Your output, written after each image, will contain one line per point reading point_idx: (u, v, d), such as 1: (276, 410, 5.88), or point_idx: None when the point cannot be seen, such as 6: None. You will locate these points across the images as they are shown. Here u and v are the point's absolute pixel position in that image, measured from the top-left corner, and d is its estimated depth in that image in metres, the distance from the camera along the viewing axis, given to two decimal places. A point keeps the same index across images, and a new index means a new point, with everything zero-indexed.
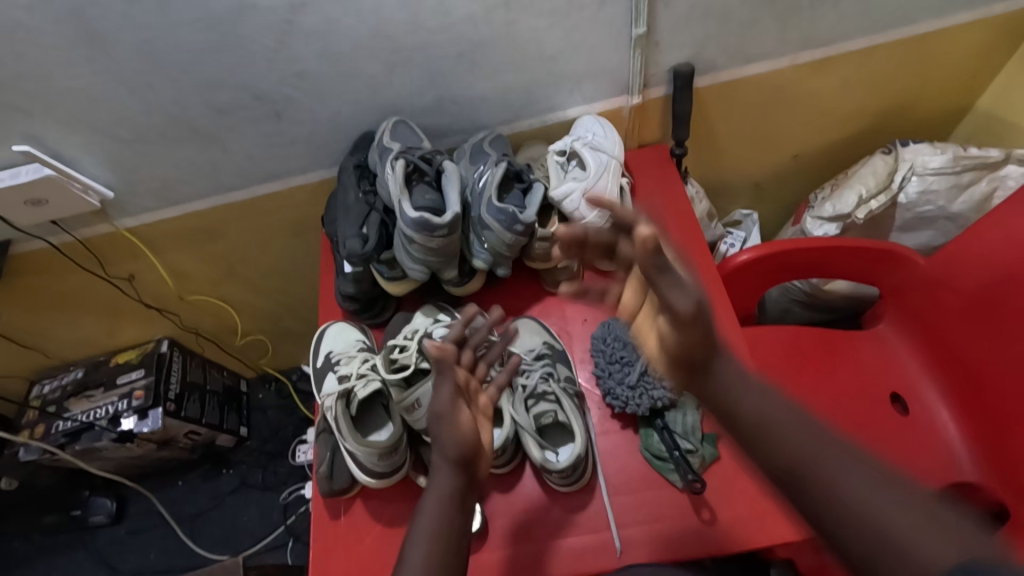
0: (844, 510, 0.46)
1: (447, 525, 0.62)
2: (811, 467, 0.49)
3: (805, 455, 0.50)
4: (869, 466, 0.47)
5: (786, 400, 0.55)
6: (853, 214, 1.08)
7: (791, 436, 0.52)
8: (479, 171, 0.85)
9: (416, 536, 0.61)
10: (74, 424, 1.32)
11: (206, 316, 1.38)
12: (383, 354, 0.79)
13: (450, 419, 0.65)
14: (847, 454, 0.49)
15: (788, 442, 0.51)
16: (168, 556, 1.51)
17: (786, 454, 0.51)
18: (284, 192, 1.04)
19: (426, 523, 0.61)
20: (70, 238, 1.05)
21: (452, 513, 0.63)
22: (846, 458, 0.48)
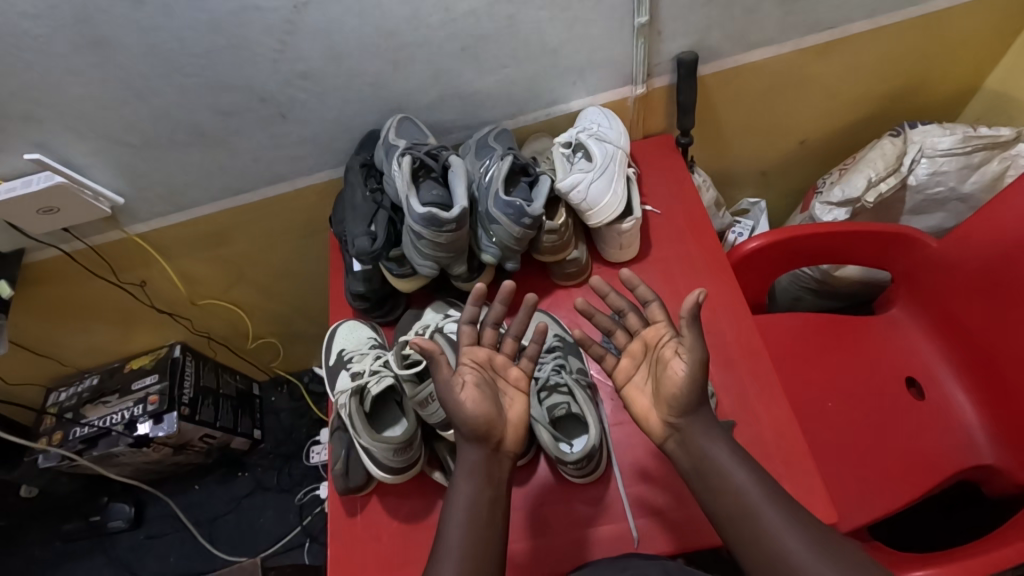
0: (747, 512, 0.63)
1: (477, 532, 0.64)
2: (739, 492, 0.64)
3: (760, 529, 0.61)
4: (798, 523, 0.61)
5: (736, 451, 0.67)
6: (863, 198, 1.06)
7: (739, 486, 0.64)
8: (485, 165, 0.85)
9: (450, 547, 0.63)
10: (91, 430, 1.34)
11: (217, 321, 1.40)
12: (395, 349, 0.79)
13: (456, 409, 0.65)
14: (788, 520, 0.61)
15: (742, 502, 0.63)
16: (186, 558, 1.52)
17: (733, 508, 0.63)
18: (291, 193, 1.04)
19: (456, 533, 0.64)
20: (83, 246, 1.06)
21: (479, 516, 0.65)
22: (753, 476, 0.64)
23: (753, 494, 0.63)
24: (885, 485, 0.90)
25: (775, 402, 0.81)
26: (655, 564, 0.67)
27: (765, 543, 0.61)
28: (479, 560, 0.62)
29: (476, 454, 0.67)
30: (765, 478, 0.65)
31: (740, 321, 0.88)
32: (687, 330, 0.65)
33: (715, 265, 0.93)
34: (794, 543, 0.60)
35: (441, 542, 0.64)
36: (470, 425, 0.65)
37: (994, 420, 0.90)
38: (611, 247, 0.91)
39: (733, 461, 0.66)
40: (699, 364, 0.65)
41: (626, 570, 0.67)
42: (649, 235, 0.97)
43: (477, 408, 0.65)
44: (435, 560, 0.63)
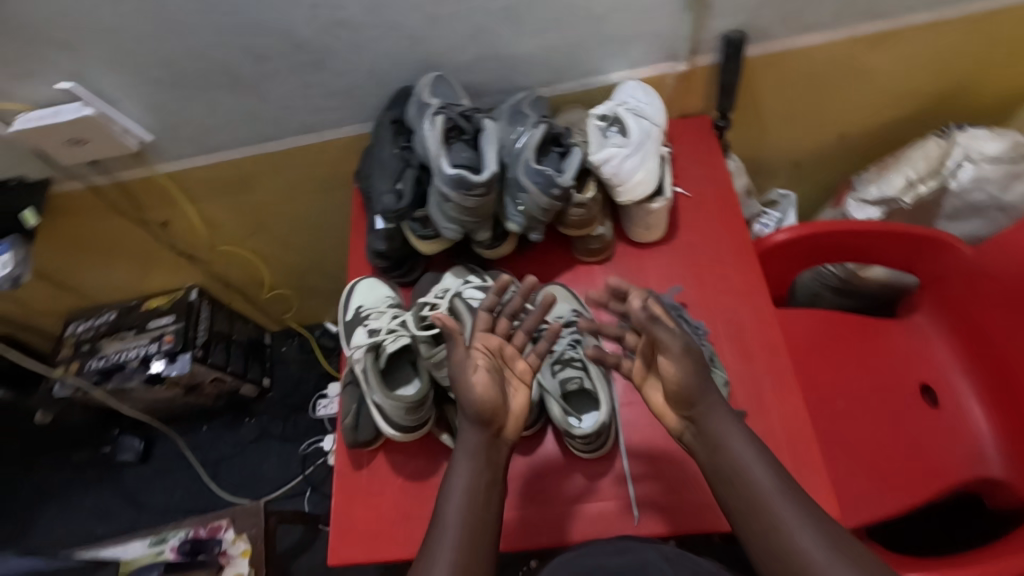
0: (757, 506, 0.62)
1: (475, 511, 0.64)
2: (749, 487, 0.63)
3: (772, 519, 0.61)
4: (809, 517, 0.61)
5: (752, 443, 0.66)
6: (899, 198, 1.05)
7: (752, 478, 0.64)
8: (518, 132, 0.83)
9: (447, 526, 0.63)
10: (106, 364, 1.36)
11: (235, 267, 1.40)
12: (414, 310, 0.78)
13: (462, 391, 0.64)
14: (801, 512, 0.61)
15: (755, 492, 0.63)
16: (190, 496, 1.57)
17: (746, 499, 0.63)
18: (318, 145, 1.03)
19: (454, 513, 0.64)
20: (109, 181, 1.06)
21: (477, 493, 0.65)
22: (763, 469, 0.64)
23: (766, 486, 0.63)
24: (888, 488, 0.90)
25: (789, 396, 0.81)
26: (652, 546, 0.69)
27: (775, 534, 0.61)
28: (475, 539, 0.63)
29: (475, 437, 0.67)
30: (781, 471, 0.65)
31: (761, 311, 0.87)
32: (654, 330, 0.64)
33: (740, 254, 0.91)
34: (805, 535, 0.60)
35: (439, 519, 0.65)
36: (474, 407, 0.64)
37: (1007, 434, 0.89)
38: (637, 227, 0.89)
39: (754, 454, 0.65)
40: (684, 358, 0.65)
41: (622, 550, 0.69)
42: (676, 217, 0.96)
43: (484, 390, 0.65)
44: (432, 537, 0.64)
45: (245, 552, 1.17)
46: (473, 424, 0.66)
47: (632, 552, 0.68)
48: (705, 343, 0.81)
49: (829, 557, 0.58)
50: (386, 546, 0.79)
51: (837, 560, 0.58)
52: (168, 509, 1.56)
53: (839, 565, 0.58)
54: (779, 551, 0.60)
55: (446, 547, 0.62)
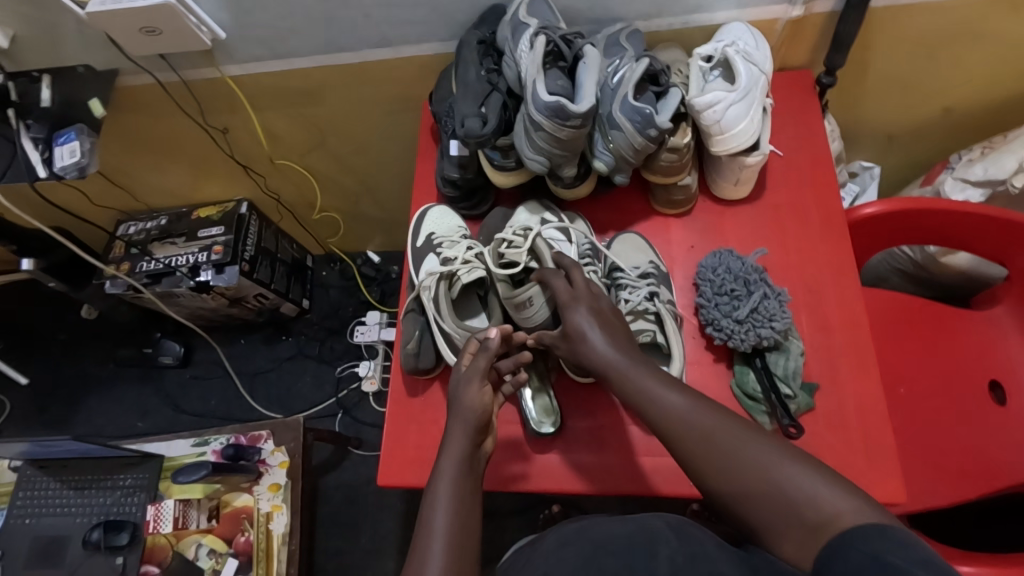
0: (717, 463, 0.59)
1: (465, 518, 0.60)
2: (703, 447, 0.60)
3: (726, 454, 0.59)
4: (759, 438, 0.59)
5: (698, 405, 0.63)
6: (1008, 181, 0.95)
7: (707, 437, 0.60)
8: (615, 65, 0.77)
9: (435, 531, 0.58)
10: (156, 267, 1.37)
11: (288, 184, 1.38)
12: (492, 246, 0.76)
13: (459, 402, 0.68)
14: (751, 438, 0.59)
15: (720, 450, 0.59)
16: (227, 404, 1.61)
17: (691, 444, 0.61)
18: (392, 62, 0.98)
19: (442, 519, 0.59)
20: (175, 78, 1.03)
21: (461, 476, 0.63)
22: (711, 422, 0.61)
23: (720, 438, 0.59)
24: (942, 479, 0.90)
25: (866, 374, 0.77)
26: (660, 517, 0.64)
27: (732, 469, 0.58)
28: (465, 546, 0.58)
29: (463, 446, 0.65)
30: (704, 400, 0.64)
31: (846, 283, 0.82)
32: (569, 311, 0.69)
33: (829, 222, 0.86)
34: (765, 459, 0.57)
35: (426, 522, 0.60)
36: (471, 415, 0.66)
37: None
38: (725, 182, 0.84)
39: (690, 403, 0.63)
40: (569, 335, 0.70)
41: (630, 518, 0.65)
42: (765, 176, 0.90)
43: (478, 398, 0.67)
44: (417, 545, 0.59)
45: (282, 464, 1.19)
46: (462, 436, 0.65)
47: (634, 520, 0.64)
48: (788, 311, 0.76)
49: (780, 466, 0.56)
50: None
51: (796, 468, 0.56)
52: (205, 413, 1.61)
53: (821, 485, 0.54)
54: (744, 485, 0.57)
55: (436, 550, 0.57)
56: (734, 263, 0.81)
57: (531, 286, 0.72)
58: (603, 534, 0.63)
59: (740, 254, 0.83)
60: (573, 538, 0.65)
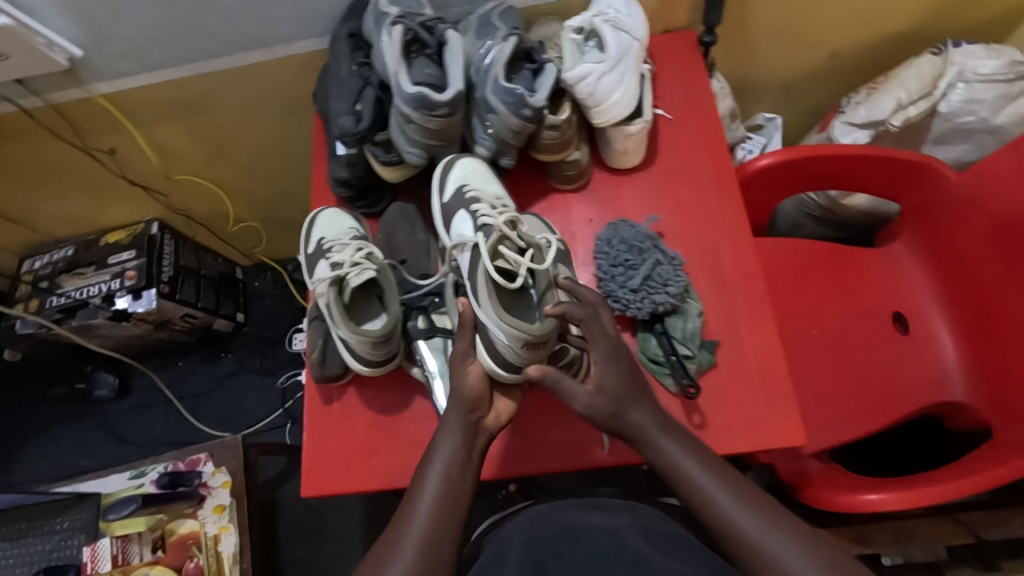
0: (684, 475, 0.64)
1: (450, 487, 0.64)
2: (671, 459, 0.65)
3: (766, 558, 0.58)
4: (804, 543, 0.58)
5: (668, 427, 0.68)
6: (887, 121, 0.99)
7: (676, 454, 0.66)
8: (486, 47, 0.75)
9: (423, 498, 0.63)
10: (68, 300, 1.31)
11: (196, 199, 1.33)
12: (490, 240, 0.70)
13: (456, 386, 0.69)
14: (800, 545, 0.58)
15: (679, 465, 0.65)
16: (171, 430, 1.57)
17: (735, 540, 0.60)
18: (271, 63, 0.95)
19: (431, 486, 0.64)
20: (41, 102, 0.97)
21: (454, 469, 0.65)
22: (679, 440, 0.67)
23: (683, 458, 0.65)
24: (852, 412, 0.95)
25: (765, 326, 0.80)
26: (629, 509, 0.73)
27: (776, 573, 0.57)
28: (448, 513, 0.62)
29: (455, 436, 0.67)
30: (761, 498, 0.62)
31: (740, 239, 0.84)
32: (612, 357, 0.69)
33: (720, 181, 0.87)
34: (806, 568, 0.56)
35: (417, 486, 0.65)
36: (467, 395, 0.68)
37: (972, 357, 0.93)
38: (614, 152, 0.85)
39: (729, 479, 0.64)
40: (604, 391, 0.68)
41: (598, 506, 0.73)
42: (656, 141, 0.91)
43: (477, 382, 0.69)
44: (396, 525, 0.62)
45: (225, 484, 1.17)
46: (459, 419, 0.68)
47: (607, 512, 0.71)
48: (681, 274, 0.78)
49: (742, 492, 0.62)
50: (358, 478, 0.79)
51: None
52: (150, 442, 1.56)
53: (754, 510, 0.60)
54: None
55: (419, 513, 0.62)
56: (629, 233, 0.82)
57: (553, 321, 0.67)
58: (576, 519, 0.70)
59: (633, 222, 0.84)
60: (542, 519, 0.71)
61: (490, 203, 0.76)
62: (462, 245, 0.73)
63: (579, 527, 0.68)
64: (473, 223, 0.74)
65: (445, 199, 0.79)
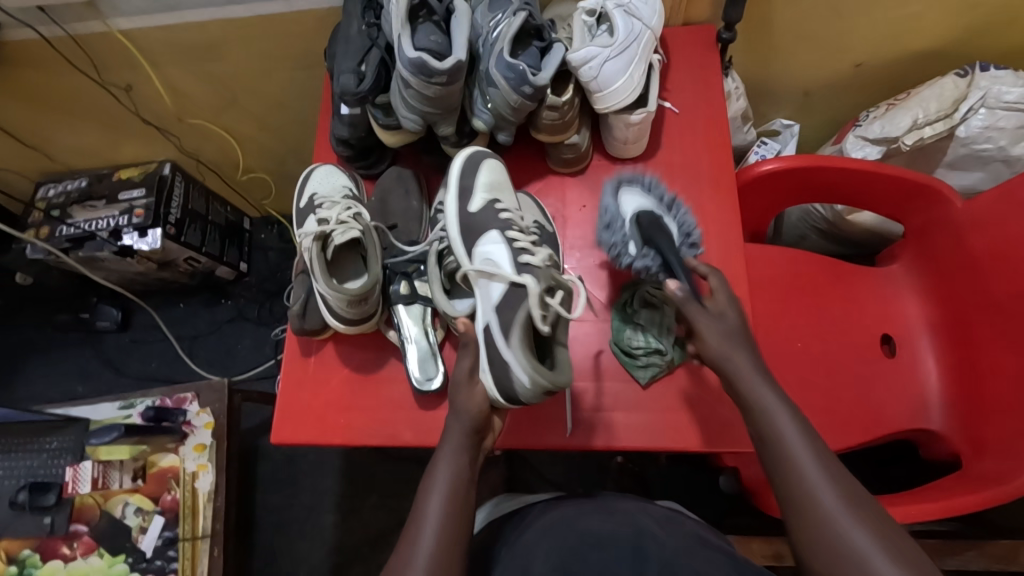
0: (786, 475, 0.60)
1: (452, 516, 0.61)
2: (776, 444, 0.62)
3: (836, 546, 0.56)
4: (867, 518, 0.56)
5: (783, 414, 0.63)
6: (901, 139, 0.98)
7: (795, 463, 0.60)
8: (496, 19, 0.75)
9: (425, 525, 0.60)
10: (76, 231, 1.34)
11: (208, 145, 1.35)
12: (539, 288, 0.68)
13: (457, 406, 0.68)
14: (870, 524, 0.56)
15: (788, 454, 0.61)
16: (166, 368, 1.61)
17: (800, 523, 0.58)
18: (287, 15, 0.96)
19: (434, 512, 0.61)
20: (61, 32, 0.98)
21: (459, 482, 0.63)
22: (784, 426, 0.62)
23: (800, 452, 0.60)
24: (825, 428, 0.95)
25: None
26: (643, 512, 0.73)
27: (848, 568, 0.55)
28: (452, 544, 0.60)
29: (461, 448, 0.65)
30: (831, 463, 0.60)
31: (729, 241, 0.84)
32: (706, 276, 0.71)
33: (719, 182, 0.87)
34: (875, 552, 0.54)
35: (418, 513, 0.62)
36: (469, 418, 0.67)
37: (954, 388, 0.93)
38: (615, 141, 0.84)
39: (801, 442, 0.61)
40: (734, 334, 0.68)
41: (613, 511, 0.73)
42: (659, 134, 0.90)
43: (480, 404, 0.68)
44: (408, 530, 0.61)
45: (207, 425, 1.20)
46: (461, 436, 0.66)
47: (623, 514, 0.72)
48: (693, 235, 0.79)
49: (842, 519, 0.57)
50: (327, 432, 0.82)
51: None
52: (145, 377, 1.61)
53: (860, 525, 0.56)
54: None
55: (421, 543, 0.59)
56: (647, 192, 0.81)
57: (567, 377, 0.67)
58: (593, 526, 0.70)
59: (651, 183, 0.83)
60: (561, 523, 0.72)
61: (520, 230, 0.77)
62: (497, 275, 0.71)
63: (596, 534, 0.69)
64: (509, 253, 0.73)
65: (471, 209, 0.78)
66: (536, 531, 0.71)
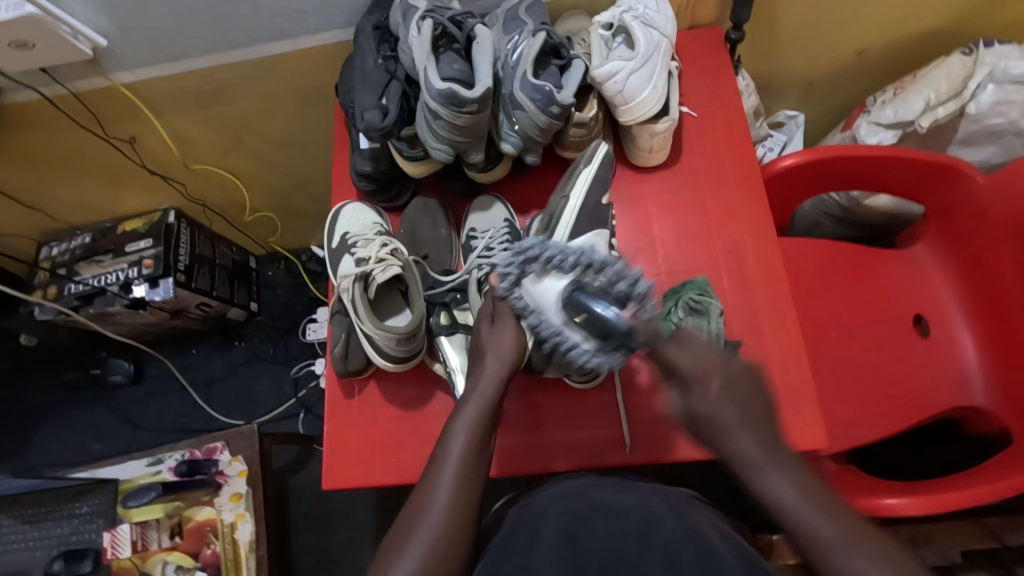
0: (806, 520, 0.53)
1: (461, 507, 0.60)
2: (774, 498, 0.55)
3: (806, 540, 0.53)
4: (818, 502, 0.54)
5: (784, 463, 0.56)
6: (916, 122, 0.99)
7: (789, 509, 0.54)
8: (514, 41, 0.75)
9: (429, 516, 0.59)
10: (85, 288, 1.31)
11: (213, 189, 1.33)
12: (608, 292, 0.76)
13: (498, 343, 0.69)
14: (820, 508, 0.53)
15: (780, 511, 0.54)
16: (185, 417, 1.58)
17: (815, 554, 0.53)
18: (294, 54, 0.95)
19: (440, 501, 0.60)
20: (63, 90, 0.97)
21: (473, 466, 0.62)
22: (779, 481, 0.55)
23: (789, 501, 0.54)
24: (872, 415, 0.95)
25: (787, 331, 0.80)
26: (655, 494, 0.70)
27: (817, 555, 0.53)
28: (454, 550, 0.58)
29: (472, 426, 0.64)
30: (807, 484, 0.55)
31: (762, 238, 0.84)
32: (663, 347, 0.58)
33: (746, 183, 0.87)
34: (834, 532, 0.52)
35: (424, 501, 0.61)
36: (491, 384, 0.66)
37: (992, 362, 0.93)
38: (639, 150, 0.84)
39: (738, 420, 0.56)
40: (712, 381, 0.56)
41: (624, 488, 0.71)
42: (680, 139, 0.90)
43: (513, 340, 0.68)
44: (412, 504, 0.62)
45: (241, 473, 1.18)
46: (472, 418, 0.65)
47: (633, 494, 0.69)
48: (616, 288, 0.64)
49: (846, 556, 0.51)
50: (379, 473, 0.80)
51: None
52: (164, 428, 1.58)
53: (861, 558, 0.50)
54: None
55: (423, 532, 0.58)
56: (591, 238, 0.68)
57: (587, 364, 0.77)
58: (604, 501, 0.68)
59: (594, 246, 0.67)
60: (568, 497, 0.70)
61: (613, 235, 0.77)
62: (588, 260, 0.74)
63: (608, 508, 0.66)
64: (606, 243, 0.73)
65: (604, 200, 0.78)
66: (546, 505, 0.69)
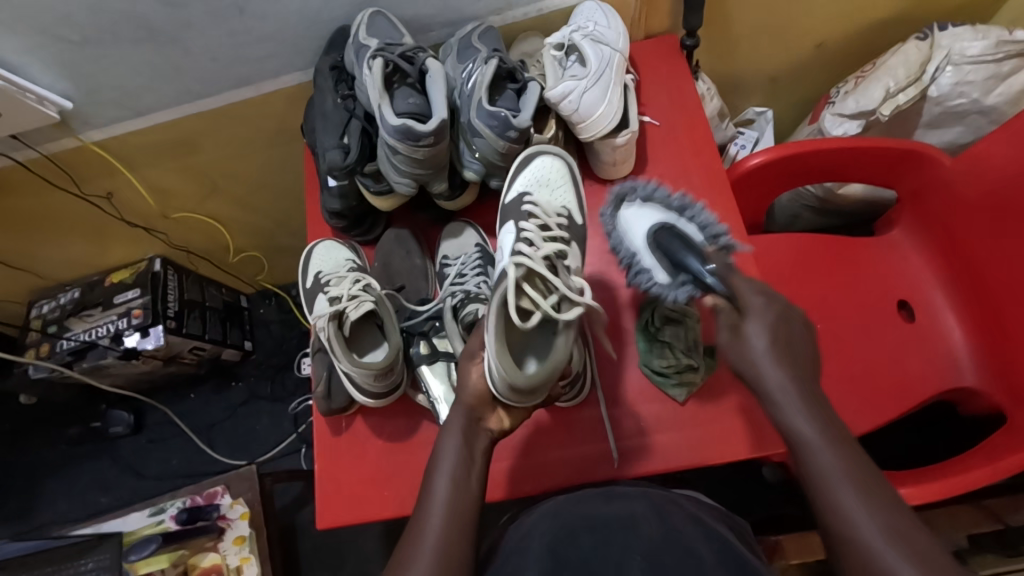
0: (846, 489, 0.53)
1: (462, 532, 0.59)
2: (809, 452, 0.56)
3: (809, 472, 0.56)
4: (838, 442, 0.56)
5: (824, 417, 0.57)
6: (878, 110, 1.00)
7: (818, 466, 0.55)
8: (467, 70, 0.77)
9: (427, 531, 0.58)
10: (77, 343, 1.33)
11: (196, 234, 1.34)
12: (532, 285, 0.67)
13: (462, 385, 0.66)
14: (839, 447, 0.55)
15: (800, 447, 0.56)
16: (188, 462, 1.58)
17: (836, 527, 0.53)
18: (259, 98, 0.97)
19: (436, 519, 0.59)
20: (36, 154, 0.98)
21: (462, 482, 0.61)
22: (807, 425, 0.56)
23: (810, 435, 0.56)
24: (863, 404, 0.95)
25: None
26: (641, 497, 0.69)
27: (816, 484, 0.55)
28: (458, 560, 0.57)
29: (461, 436, 0.64)
30: (835, 429, 0.57)
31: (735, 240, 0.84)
32: (734, 277, 0.64)
33: (713, 187, 0.87)
34: (838, 465, 0.54)
35: (421, 519, 0.60)
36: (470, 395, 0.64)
37: (979, 341, 0.93)
38: (604, 163, 0.85)
39: (773, 361, 0.58)
40: (780, 335, 0.59)
41: (612, 496, 0.70)
42: (645, 148, 0.91)
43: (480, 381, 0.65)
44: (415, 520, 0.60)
45: (243, 516, 1.17)
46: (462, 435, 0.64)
47: (620, 500, 0.68)
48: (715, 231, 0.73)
49: (868, 512, 0.52)
50: (372, 508, 0.80)
51: (893, 544, 0.50)
52: (168, 474, 1.57)
53: (877, 519, 0.52)
54: (838, 543, 0.53)
55: (427, 555, 0.57)
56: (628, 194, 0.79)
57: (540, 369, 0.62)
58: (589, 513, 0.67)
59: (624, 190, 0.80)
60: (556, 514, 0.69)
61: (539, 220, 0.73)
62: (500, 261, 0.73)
63: (593, 517, 0.66)
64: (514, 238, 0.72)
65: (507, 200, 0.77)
66: (534, 524, 0.68)
